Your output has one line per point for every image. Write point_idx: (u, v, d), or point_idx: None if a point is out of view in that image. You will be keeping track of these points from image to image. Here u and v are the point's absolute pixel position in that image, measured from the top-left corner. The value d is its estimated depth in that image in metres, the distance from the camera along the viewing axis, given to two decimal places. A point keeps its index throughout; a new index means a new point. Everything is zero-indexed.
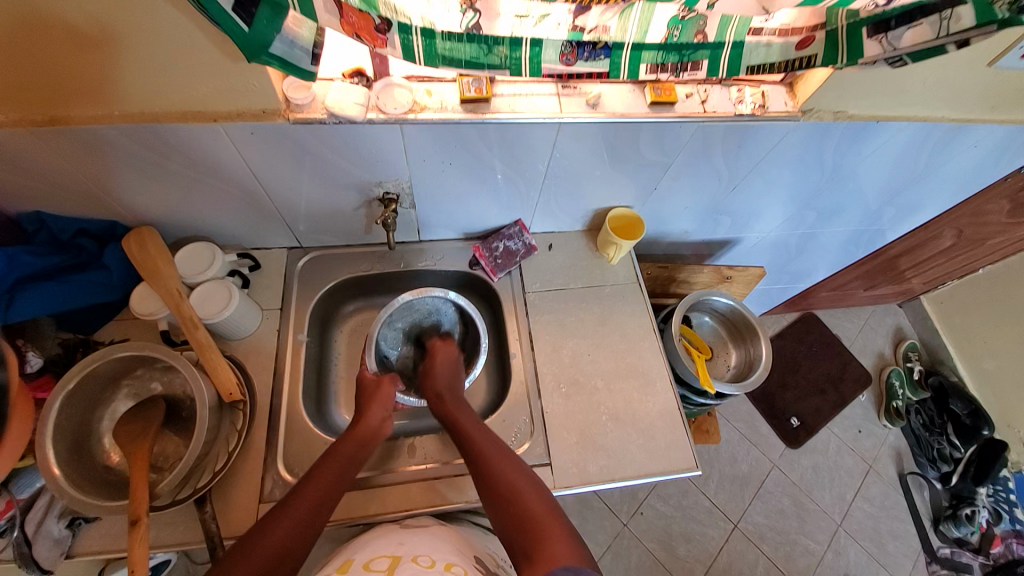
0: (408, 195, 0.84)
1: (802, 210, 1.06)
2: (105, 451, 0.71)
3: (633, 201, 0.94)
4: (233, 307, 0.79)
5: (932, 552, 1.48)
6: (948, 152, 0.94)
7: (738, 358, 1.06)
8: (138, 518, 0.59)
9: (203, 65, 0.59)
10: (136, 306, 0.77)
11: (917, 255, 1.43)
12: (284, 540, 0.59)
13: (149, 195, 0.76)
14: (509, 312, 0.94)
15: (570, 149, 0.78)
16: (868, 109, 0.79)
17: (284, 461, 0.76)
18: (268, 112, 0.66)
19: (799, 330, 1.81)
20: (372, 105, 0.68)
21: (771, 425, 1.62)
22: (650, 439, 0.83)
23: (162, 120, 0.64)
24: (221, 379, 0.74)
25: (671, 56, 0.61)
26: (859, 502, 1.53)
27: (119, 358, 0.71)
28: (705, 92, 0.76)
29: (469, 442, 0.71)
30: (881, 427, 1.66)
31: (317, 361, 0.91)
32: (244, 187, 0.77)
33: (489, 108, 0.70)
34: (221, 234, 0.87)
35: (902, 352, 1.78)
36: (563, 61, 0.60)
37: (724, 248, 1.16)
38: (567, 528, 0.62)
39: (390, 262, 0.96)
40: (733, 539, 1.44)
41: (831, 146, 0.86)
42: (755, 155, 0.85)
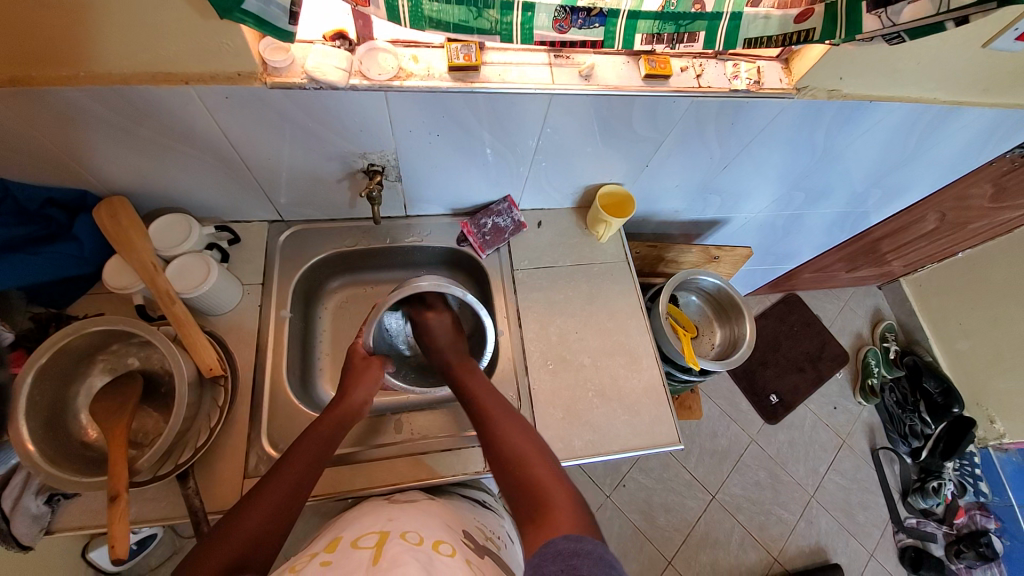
0: (393, 167, 0.81)
1: (791, 191, 1.06)
2: (82, 426, 0.69)
3: (624, 179, 0.93)
4: (212, 281, 0.76)
5: (899, 522, 1.56)
6: (937, 134, 0.94)
7: (722, 336, 1.07)
8: (118, 494, 0.58)
9: (172, 22, 0.55)
10: (109, 279, 0.74)
11: (900, 238, 1.46)
12: (262, 524, 0.58)
13: (120, 162, 0.72)
14: (497, 289, 0.93)
15: (561, 122, 0.76)
16: (862, 88, 0.78)
17: (269, 436, 0.75)
18: (244, 75, 0.62)
19: (781, 310, 1.84)
20: (355, 71, 0.65)
21: (751, 402, 1.66)
22: (635, 416, 0.84)
23: (129, 82, 0.60)
24: (201, 354, 0.72)
25: (667, 26, 0.59)
26: (832, 474, 1.60)
27: (92, 332, 0.68)
28: (700, 66, 0.74)
29: (476, 412, 0.72)
30: (856, 404, 1.71)
31: (300, 338, 0.90)
32: (220, 155, 0.73)
33: (478, 78, 0.68)
34: (198, 205, 0.83)
35: (880, 333, 1.82)
36: (556, 28, 0.57)
37: (713, 228, 1.16)
38: (572, 493, 0.61)
39: (376, 238, 0.93)
40: (710, 509, 1.49)
41: (824, 126, 0.85)
42: (748, 133, 0.83)
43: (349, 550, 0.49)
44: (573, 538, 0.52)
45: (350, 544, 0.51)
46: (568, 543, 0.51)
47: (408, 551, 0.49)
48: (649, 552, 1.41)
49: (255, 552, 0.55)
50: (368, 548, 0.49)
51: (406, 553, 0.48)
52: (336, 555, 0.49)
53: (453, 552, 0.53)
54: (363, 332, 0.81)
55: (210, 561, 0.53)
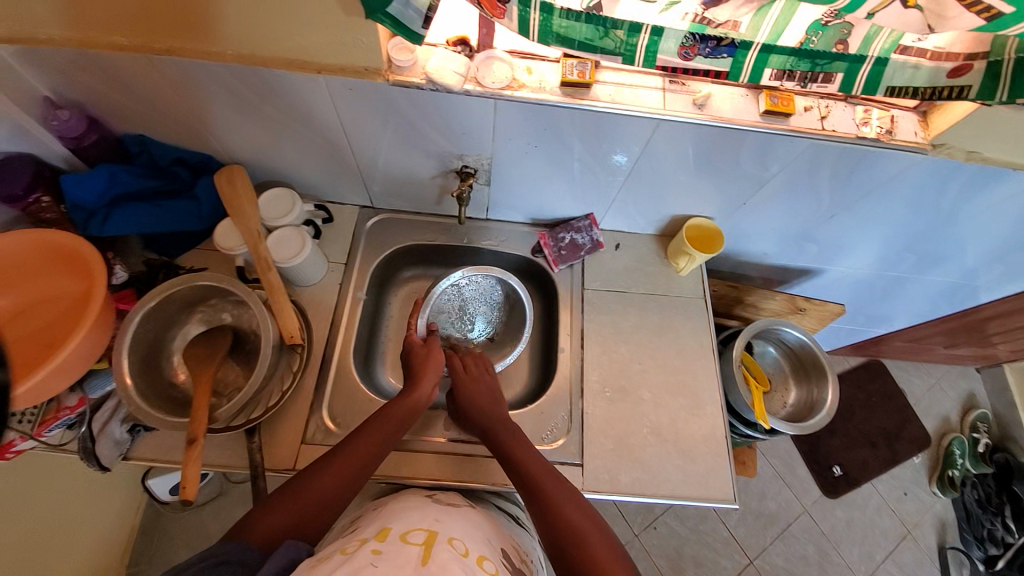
0: (486, 171, 0.83)
1: (900, 252, 0.97)
2: (173, 368, 0.75)
3: (715, 214, 0.89)
4: (304, 257, 0.81)
5: None
6: None
7: (798, 397, 0.99)
8: (195, 438, 0.63)
9: (319, 17, 0.59)
10: (219, 238, 0.80)
11: (1015, 321, 1.29)
12: (327, 490, 0.61)
13: (246, 135, 0.79)
14: (565, 306, 0.91)
15: (663, 148, 0.74)
16: (1009, 154, 0.70)
17: (330, 410, 0.78)
18: (370, 70, 0.66)
19: (859, 376, 1.68)
20: (470, 76, 0.66)
21: (809, 468, 1.53)
22: (688, 462, 0.80)
23: (269, 65, 0.66)
24: (284, 321, 0.77)
25: (801, 64, 0.55)
26: (892, 567, 1.43)
27: (197, 285, 0.75)
28: (826, 108, 0.69)
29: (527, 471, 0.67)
30: (932, 495, 1.53)
31: (370, 321, 0.93)
32: (332, 139, 0.78)
33: (588, 95, 0.67)
34: (302, 183, 0.89)
35: (972, 421, 1.62)
36: (681, 55, 0.56)
37: (801, 278, 1.09)
38: (633, 575, 0.56)
39: (454, 236, 0.96)
40: (745, 573, 1.39)
41: (954, 189, 0.77)
42: (866, 183, 0.77)
43: (399, 544, 0.50)
44: None
45: (399, 538, 0.51)
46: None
47: (456, 561, 0.48)
48: None
49: (320, 517, 0.59)
50: (418, 546, 0.50)
51: (453, 563, 0.48)
52: (386, 545, 0.50)
53: (495, 572, 0.52)
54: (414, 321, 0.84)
55: (280, 519, 0.57)
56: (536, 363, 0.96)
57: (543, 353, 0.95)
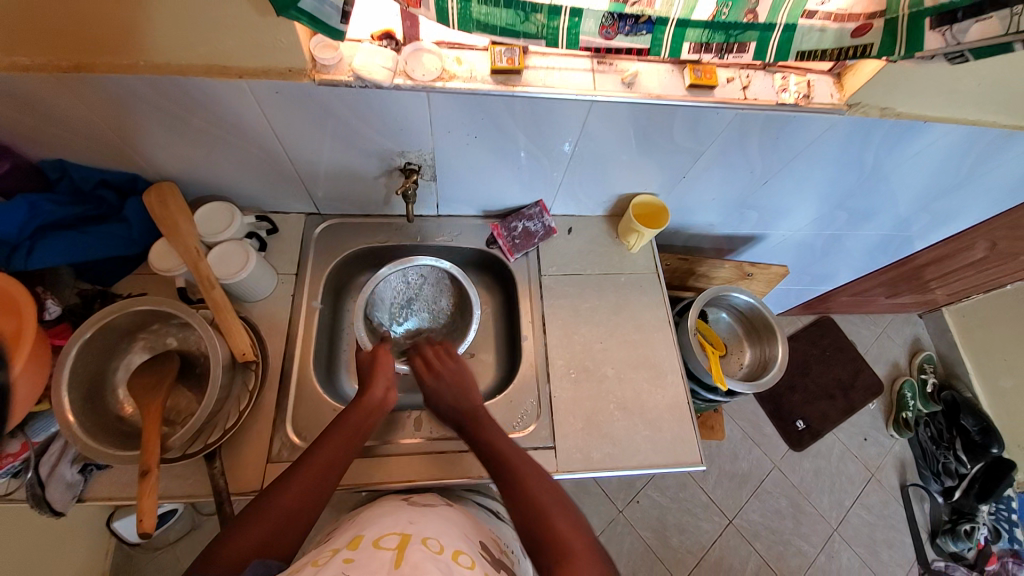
0: (430, 166, 0.82)
1: (833, 210, 1.02)
2: (120, 401, 0.72)
3: (658, 189, 0.91)
4: (249, 270, 0.78)
5: (926, 563, 1.48)
6: (996, 159, 0.89)
7: (752, 357, 1.04)
8: (149, 469, 0.60)
9: (234, 19, 0.57)
10: (155, 261, 0.76)
11: (944, 266, 1.39)
12: (295, 504, 0.59)
13: (172, 150, 0.75)
14: (525, 293, 0.92)
15: (600, 129, 0.75)
16: (915, 108, 0.75)
17: (293, 424, 0.76)
18: (294, 71, 0.64)
19: (814, 333, 1.78)
20: (399, 70, 0.66)
21: (776, 426, 1.61)
22: (656, 432, 0.83)
23: (187, 73, 0.63)
24: (235, 339, 0.74)
25: (716, 35, 0.57)
26: (858, 508, 1.52)
27: (135, 311, 0.71)
28: (747, 77, 0.72)
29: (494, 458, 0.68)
30: (888, 437, 1.64)
31: (329, 330, 0.91)
32: (264, 147, 0.75)
33: (520, 81, 0.68)
34: (240, 194, 0.86)
35: (917, 363, 1.74)
36: (602, 35, 0.57)
37: (747, 244, 1.13)
38: (595, 547, 0.58)
39: (406, 235, 0.95)
40: (726, 533, 1.44)
41: (873, 145, 0.82)
42: (793, 147, 0.81)
43: (371, 549, 0.50)
44: None
45: (372, 544, 0.51)
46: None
47: (430, 560, 0.48)
48: (659, 572, 1.38)
49: (289, 531, 0.57)
50: (391, 550, 0.49)
51: (427, 562, 0.48)
52: (358, 552, 0.49)
53: (472, 564, 0.52)
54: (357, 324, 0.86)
55: (245, 539, 0.54)
56: (501, 354, 0.96)
57: (508, 343, 0.96)
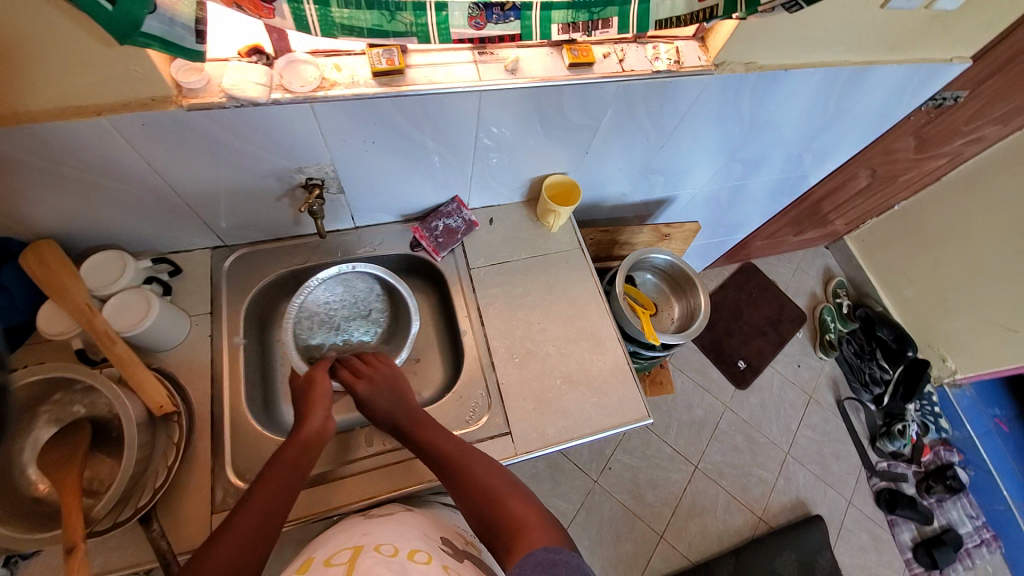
0: (334, 179, 0.80)
1: (729, 164, 1.10)
2: (31, 481, 0.65)
3: (567, 167, 0.94)
4: (154, 317, 0.73)
5: (872, 467, 1.65)
6: (854, 94, 0.99)
7: (681, 310, 1.11)
8: (75, 545, 0.56)
9: (78, 53, 0.53)
10: (44, 327, 0.71)
11: (837, 198, 1.54)
12: (232, 557, 0.55)
13: (38, 205, 0.68)
14: (456, 290, 0.93)
15: (495, 117, 0.76)
16: (775, 58, 0.82)
17: (235, 467, 0.73)
18: (158, 100, 0.60)
19: (740, 279, 1.91)
20: (275, 85, 0.64)
21: (721, 370, 1.72)
22: (604, 396, 0.86)
23: (40, 119, 0.58)
24: (149, 392, 0.69)
25: (580, 14, 0.60)
26: (804, 429, 1.67)
27: (30, 383, 0.65)
28: (622, 51, 0.76)
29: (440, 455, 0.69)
30: (818, 360, 1.80)
31: (260, 364, 0.87)
32: (147, 186, 0.70)
33: (404, 81, 0.68)
34: (132, 240, 0.80)
35: (832, 289, 1.92)
36: (472, 26, 0.57)
37: (662, 207, 1.20)
38: (548, 517, 0.60)
39: (326, 253, 0.92)
40: (694, 478, 1.53)
41: (747, 98, 0.89)
42: (678, 110, 0.86)
43: (321, 568, 0.49)
44: (552, 549, 0.52)
45: (322, 563, 0.50)
46: (547, 554, 0.51)
47: (382, 562, 0.49)
48: (641, 530, 1.44)
49: None
50: (341, 564, 0.49)
51: (379, 564, 0.48)
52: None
53: (429, 559, 0.53)
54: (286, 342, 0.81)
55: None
56: (445, 353, 0.96)
57: (449, 341, 0.96)
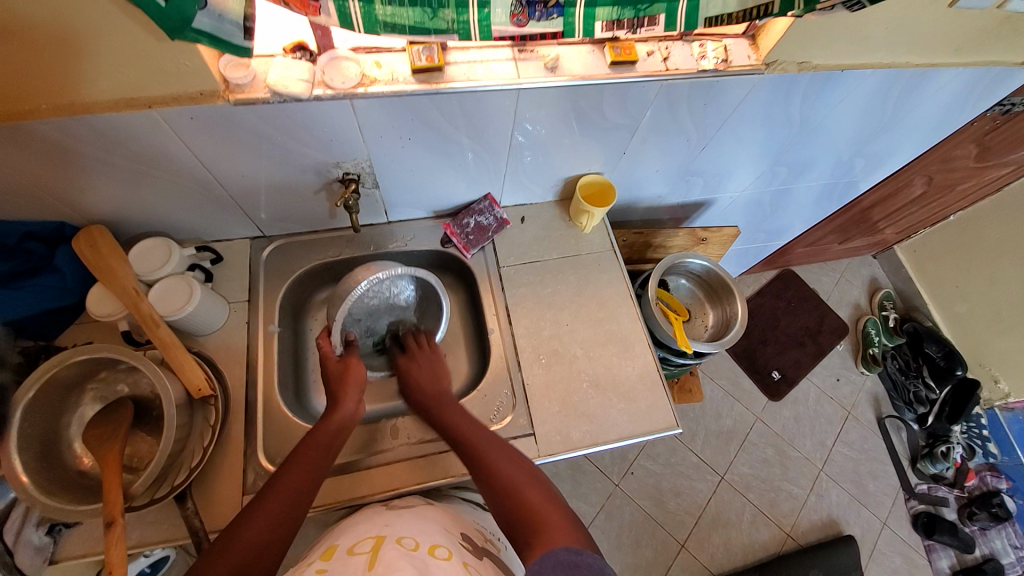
0: (369, 174, 0.81)
1: (773, 167, 1.06)
2: (77, 454, 0.69)
3: (603, 167, 0.92)
4: (195, 303, 0.76)
5: (911, 489, 1.56)
6: (915, 97, 0.93)
7: (715, 318, 1.08)
8: (113, 519, 0.59)
9: (132, 47, 0.55)
10: (92, 308, 0.75)
11: (889, 205, 1.45)
12: (264, 533, 0.57)
13: (94, 192, 0.72)
14: (485, 288, 0.92)
15: (531, 115, 0.75)
16: (831, 58, 0.77)
17: (266, 451, 0.75)
18: (206, 94, 0.62)
19: (777, 287, 1.84)
20: (318, 81, 0.64)
21: (753, 380, 1.66)
22: (630, 403, 0.84)
23: (96, 110, 0.60)
24: (189, 376, 0.72)
25: (626, 11, 0.58)
26: (839, 446, 1.60)
27: (78, 362, 0.68)
28: (666, 49, 0.74)
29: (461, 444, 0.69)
30: (858, 375, 1.71)
31: (292, 353, 0.90)
32: (194, 176, 0.73)
33: (443, 78, 0.67)
34: (179, 227, 0.83)
35: (878, 301, 1.82)
36: (514, 23, 0.56)
37: (699, 210, 1.16)
38: (568, 516, 0.60)
39: (359, 246, 0.93)
40: (719, 490, 1.49)
41: (798, 99, 0.84)
42: (722, 111, 0.82)
43: (345, 557, 0.50)
44: (575, 550, 0.52)
45: (346, 552, 0.51)
46: (569, 556, 0.51)
47: (404, 558, 0.49)
48: (662, 538, 1.42)
49: (261, 560, 0.55)
50: (364, 554, 0.50)
51: (401, 559, 0.48)
52: (332, 563, 0.49)
53: (449, 556, 0.53)
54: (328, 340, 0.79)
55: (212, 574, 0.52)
56: (472, 350, 0.96)
57: (476, 339, 0.96)
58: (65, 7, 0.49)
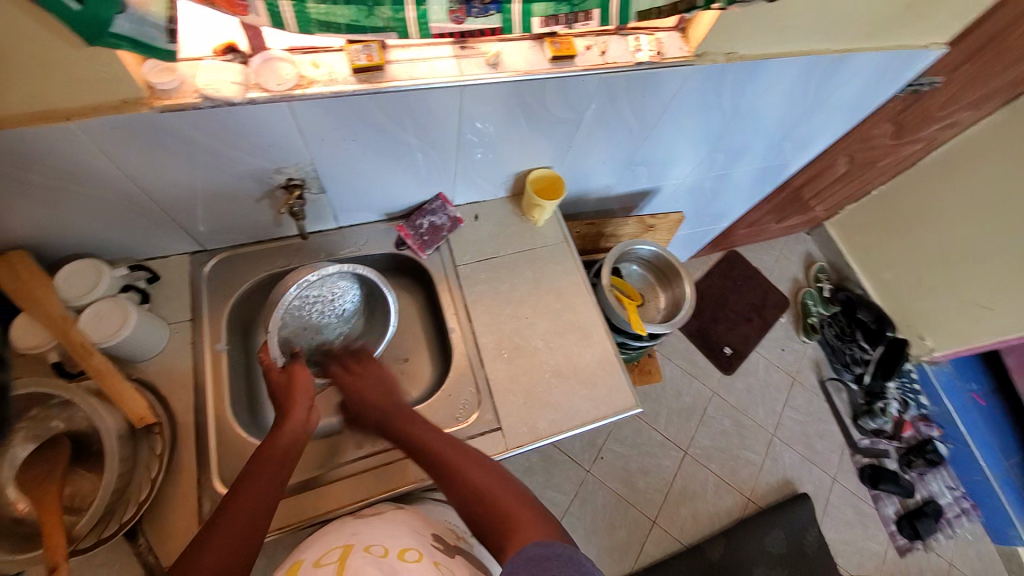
0: (315, 179, 0.78)
1: (711, 153, 1.11)
2: (11, 500, 0.63)
3: (551, 161, 0.94)
4: (131, 326, 0.71)
5: (854, 444, 1.70)
6: (831, 83, 1.01)
7: (666, 300, 1.13)
8: (56, 565, 0.54)
9: (38, 55, 0.51)
10: (16, 340, 0.69)
11: (817, 184, 1.56)
12: (220, 560, 0.55)
13: (6, 214, 0.65)
14: (443, 288, 0.92)
15: (477, 112, 0.76)
16: (754, 47, 0.82)
17: (222, 474, 0.72)
18: (130, 102, 0.58)
19: (724, 267, 1.94)
20: (251, 84, 0.62)
21: (708, 357, 1.75)
22: (593, 389, 0.87)
23: (3, 125, 0.55)
24: (129, 403, 0.67)
25: (562, 6, 0.59)
26: (789, 411, 1.71)
27: (1, 401, 0.63)
28: (604, 43, 0.76)
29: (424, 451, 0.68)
30: (801, 344, 1.84)
31: (245, 370, 0.86)
32: (121, 190, 0.68)
33: (384, 77, 0.66)
34: (108, 247, 0.77)
35: (813, 274, 1.96)
36: (453, 19, 0.56)
37: (646, 198, 1.20)
38: (538, 508, 0.61)
39: (309, 254, 0.90)
40: (684, 464, 1.56)
41: (728, 88, 0.89)
42: (660, 102, 0.86)
43: (311, 570, 0.49)
44: (543, 543, 0.54)
45: (312, 564, 0.51)
46: (539, 549, 0.53)
47: (371, 563, 0.49)
48: (634, 516, 1.47)
49: None
50: (331, 563, 0.50)
51: (369, 564, 0.49)
52: None
53: (420, 557, 0.53)
54: (267, 351, 0.74)
55: None
56: (435, 351, 0.95)
57: (438, 339, 0.96)
58: None
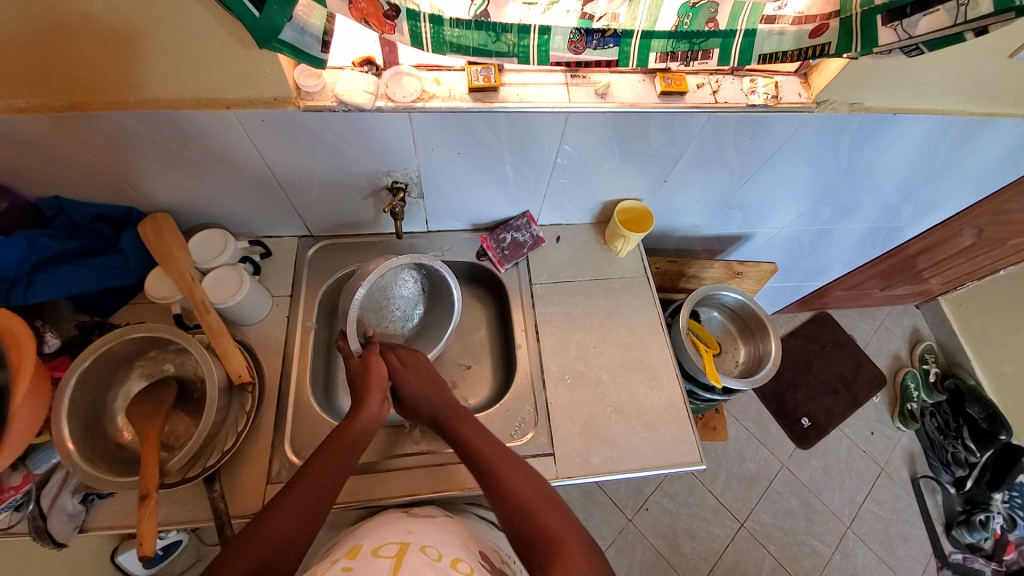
0: (417, 184, 0.84)
1: (815, 206, 1.04)
2: (118, 428, 0.73)
3: (643, 194, 0.93)
4: (244, 292, 0.80)
5: (943, 556, 1.45)
6: (968, 147, 0.91)
7: (747, 354, 1.06)
8: (148, 493, 0.61)
9: (218, 54, 0.60)
10: (150, 289, 0.79)
11: (935, 254, 1.40)
12: (284, 532, 0.57)
13: (164, 181, 0.77)
14: (516, 303, 0.93)
15: (577, 139, 0.78)
16: (884, 101, 0.77)
17: (292, 443, 0.77)
18: (280, 99, 0.67)
19: (812, 329, 1.78)
20: (381, 93, 0.68)
21: (780, 425, 1.60)
22: (654, 432, 0.83)
23: (179, 107, 0.66)
24: (231, 361, 0.75)
25: (681, 44, 0.59)
26: (870, 504, 1.51)
27: (131, 339, 0.72)
28: (716, 82, 0.75)
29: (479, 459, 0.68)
30: (895, 430, 1.62)
31: (325, 350, 0.92)
32: (255, 173, 0.77)
33: (497, 97, 0.70)
34: (234, 221, 0.88)
35: (919, 354, 1.74)
36: (571, 50, 0.59)
37: (736, 243, 1.15)
38: (588, 542, 0.59)
39: (398, 252, 0.96)
40: (738, 537, 1.43)
41: (846, 141, 0.84)
42: (767, 147, 0.83)
43: (369, 558, 0.51)
44: None
45: (370, 553, 0.52)
46: None
47: (428, 565, 0.49)
48: None
49: (281, 558, 0.55)
50: (389, 557, 0.50)
51: (425, 566, 0.49)
52: (357, 562, 0.50)
53: (471, 571, 0.53)
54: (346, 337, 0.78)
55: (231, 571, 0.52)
56: (498, 364, 0.97)
57: (503, 353, 0.97)
58: (160, 13, 0.54)
